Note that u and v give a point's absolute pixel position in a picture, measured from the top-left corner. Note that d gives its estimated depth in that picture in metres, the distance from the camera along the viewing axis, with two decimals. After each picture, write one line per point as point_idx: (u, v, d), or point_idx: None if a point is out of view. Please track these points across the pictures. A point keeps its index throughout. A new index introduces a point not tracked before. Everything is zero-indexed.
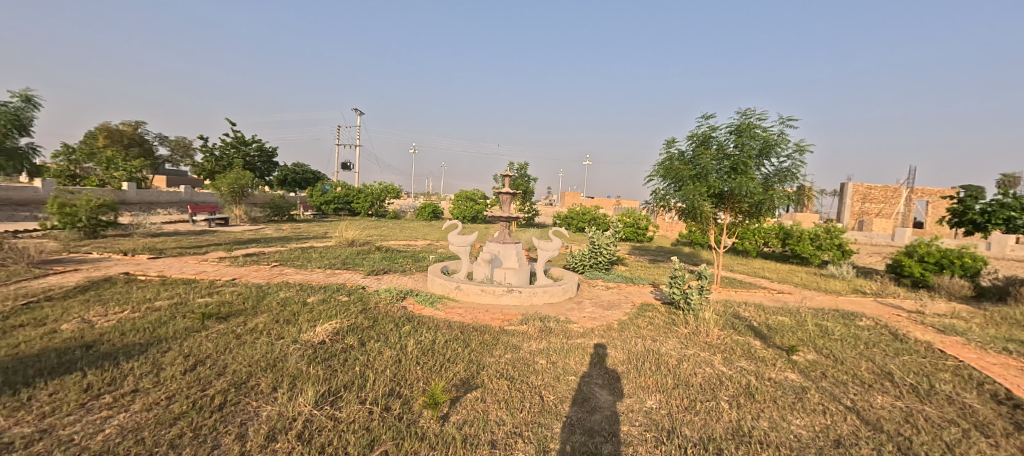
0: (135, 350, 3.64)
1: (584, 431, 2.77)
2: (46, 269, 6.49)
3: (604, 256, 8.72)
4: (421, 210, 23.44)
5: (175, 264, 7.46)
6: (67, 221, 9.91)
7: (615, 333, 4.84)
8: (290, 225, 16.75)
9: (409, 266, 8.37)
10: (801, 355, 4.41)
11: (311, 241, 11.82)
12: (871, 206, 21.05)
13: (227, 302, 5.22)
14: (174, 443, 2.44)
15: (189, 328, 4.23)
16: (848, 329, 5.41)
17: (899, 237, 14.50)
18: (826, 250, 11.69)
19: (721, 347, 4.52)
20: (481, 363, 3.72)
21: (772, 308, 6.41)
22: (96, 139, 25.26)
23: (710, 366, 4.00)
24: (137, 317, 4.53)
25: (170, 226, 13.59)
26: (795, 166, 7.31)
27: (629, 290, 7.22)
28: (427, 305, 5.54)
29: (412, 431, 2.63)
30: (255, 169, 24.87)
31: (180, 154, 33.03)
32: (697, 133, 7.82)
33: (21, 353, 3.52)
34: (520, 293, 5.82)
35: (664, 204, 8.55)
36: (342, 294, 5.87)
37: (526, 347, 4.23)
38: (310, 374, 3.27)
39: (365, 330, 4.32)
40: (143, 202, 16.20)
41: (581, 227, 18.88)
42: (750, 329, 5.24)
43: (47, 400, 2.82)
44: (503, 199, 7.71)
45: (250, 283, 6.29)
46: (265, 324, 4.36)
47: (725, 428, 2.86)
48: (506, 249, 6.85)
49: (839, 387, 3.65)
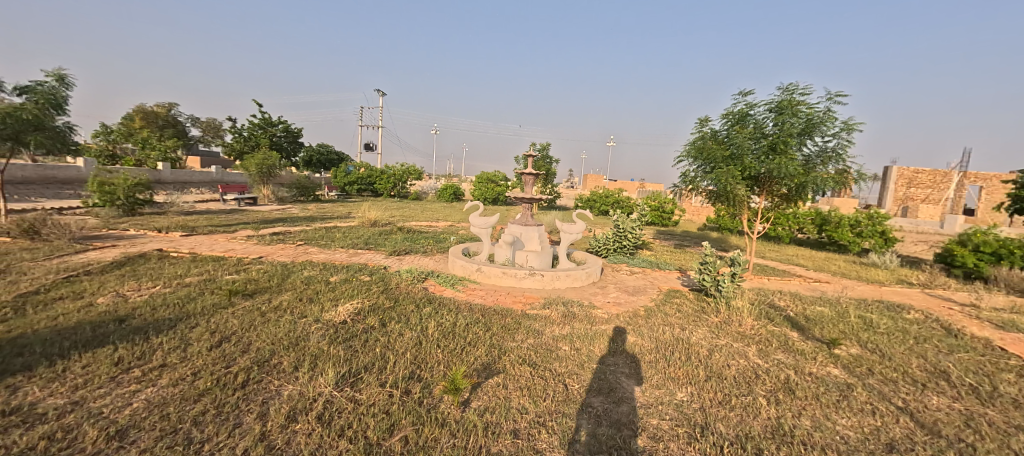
0: (165, 325, 3.69)
1: (610, 423, 2.64)
2: (87, 245, 6.76)
3: (629, 240, 8.48)
4: (443, 191, 23.41)
5: (206, 242, 7.65)
6: (106, 199, 10.33)
7: (641, 319, 4.66)
8: (317, 205, 17.07)
9: (430, 247, 8.33)
10: (844, 349, 4.18)
11: (335, 220, 11.98)
12: (917, 191, 19.77)
13: (253, 279, 5.30)
14: (197, 420, 2.42)
15: (216, 304, 4.29)
16: (895, 322, 5.08)
17: (950, 224, 13.59)
18: (867, 238, 11.07)
19: (756, 338, 4.31)
20: (503, 348, 3.62)
21: (810, 298, 6.08)
22: (132, 120, 26.19)
23: (744, 358, 3.79)
24: (168, 293, 4.62)
25: (202, 205, 14.00)
26: (840, 146, 6.82)
27: (654, 276, 6.98)
28: (447, 286, 5.49)
29: (432, 416, 2.55)
30: (282, 149, 25.31)
31: (211, 135, 33.90)
32: (732, 111, 7.41)
33: (60, 325, 3.64)
34: (541, 277, 5.70)
35: (693, 187, 8.20)
36: (364, 273, 5.88)
37: (549, 332, 4.11)
38: (331, 354, 3.23)
39: (386, 311, 4.29)
40: (177, 182, 16.75)
41: (604, 210, 18.47)
42: (787, 320, 4.97)
43: (81, 372, 2.88)
44: (525, 180, 7.51)
45: (275, 261, 6.39)
46: (288, 302, 4.39)
47: (763, 426, 2.68)
48: (528, 231, 6.69)
49: (887, 386, 3.43)
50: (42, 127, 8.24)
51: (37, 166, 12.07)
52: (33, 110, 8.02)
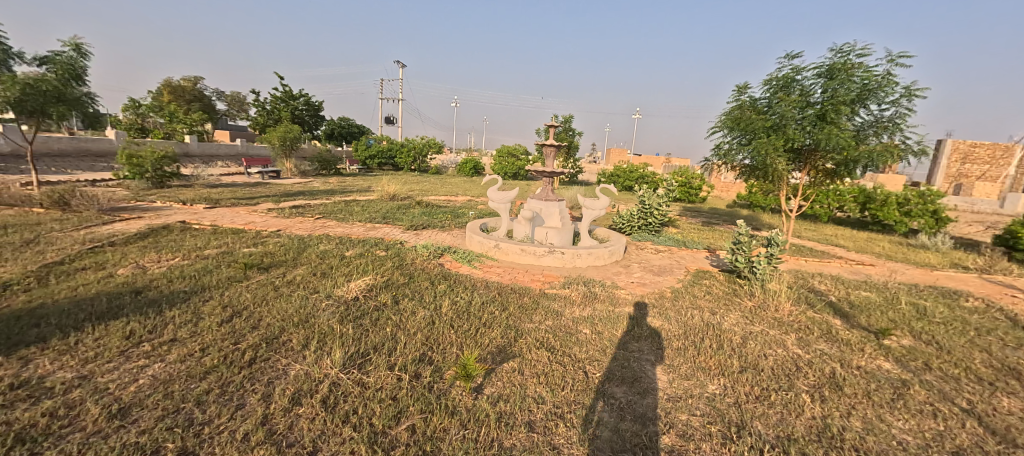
0: (179, 297, 3.62)
1: (634, 418, 2.42)
2: (114, 216, 6.87)
3: (655, 217, 8.08)
4: (463, 165, 23.17)
5: (227, 214, 7.71)
6: (135, 172, 10.57)
7: (667, 302, 4.38)
8: (338, 179, 17.14)
9: (448, 222, 8.15)
10: (894, 340, 3.83)
11: (354, 194, 11.95)
12: (971, 168, 18.22)
13: (270, 253, 5.25)
14: (200, 399, 2.30)
15: (231, 277, 4.22)
16: (952, 312, 4.66)
17: (1011, 204, 12.47)
18: (916, 217, 10.28)
19: (795, 325, 3.97)
20: (520, 330, 3.42)
21: (854, 282, 5.65)
22: (160, 95, 26.75)
23: (782, 348, 3.48)
24: (186, 265, 4.59)
25: (227, 178, 14.22)
26: (898, 115, 6.20)
27: (681, 255, 6.63)
28: (464, 263, 5.31)
29: (442, 404, 2.39)
30: (304, 122, 25.46)
31: (236, 109, 34.38)
32: (776, 76, 6.81)
33: (78, 296, 3.62)
34: (562, 255, 5.44)
35: (727, 161, 7.67)
36: (380, 248, 5.75)
37: (569, 313, 3.89)
38: (341, 332, 3.09)
39: (400, 287, 4.15)
40: (204, 155, 17.09)
41: (628, 185, 17.85)
42: (828, 305, 4.61)
43: (92, 345, 2.82)
44: (546, 153, 7.15)
45: (293, 235, 6.34)
46: (302, 277, 4.29)
47: (807, 427, 2.42)
48: (549, 207, 6.40)
49: (947, 384, 3.09)
50: (64, 98, 8.36)
51: (72, 139, 12.45)
52: (53, 81, 8.11)
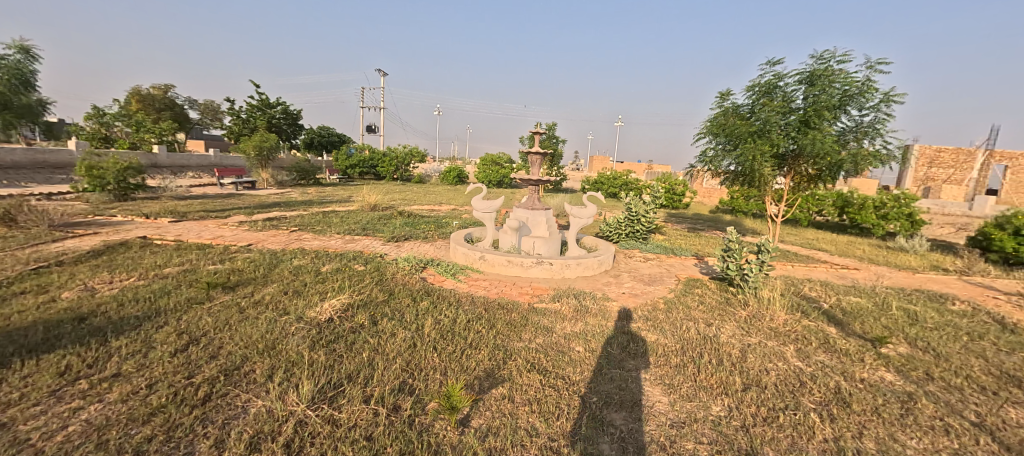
0: (128, 325, 3.25)
1: (636, 450, 2.21)
2: (67, 232, 6.36)
3: (642, 224, 7.97)
4: (446, 173, 22.89)
5: (194, 228, 7.26)
6: (96, 184, 9.96)
7: (660, 313, 4.20)
8: (317, 189, 16.63)
9: (431, 233, 7.87)
10: (891, 348, 3.74)
11: (333, 205, 11.54)
12: (937, 171, 18.90)
13: (237, 270, 4.88)
14: (140, 449, 1.99)
15: (192, 299, 3.85)
16: (942, 316, 4.64)
17: (979, 206, 12.85)
18: (892, 220, 10.49)
19: (792, 335, 3.84)
20: (508, 350, 3.18)
21: (843, 287, 5.61)
22: (128, 104, 25.70)
23: (781, 360, 3.33)
24: (142, 286, 4.19)
25: (198, 190, 13.59)
26: (878, 120, 6.26)
27: (670, 263, 6.50)
28: (448, 276, 5.05)
29: (424, 441, 2.13)
30: (281, 131, 24.80)
31: (210, 117, 33.28)
32: (758, 83, 6.83)
33: (10, 325, 3.21)
34: (550, 266, 5.24)
35: (712, 167, 7.64)
36: (359, 262, 5.44)
37: (560, 329, 3.67)
38: (311, 360, 2.79)
39: (378, 306, 3.86)
40: (173, 165, 16.38)
41: (612, 192, 17.86)
42: (822, 313, 4.52)
43: (18, 384, 2.45)
44: (532, 161, 6.98)
45: (265, 249, 5.97)
46: (271, 297, 3.95)
47: (821, 452, 2.25)
48: (535, 216, 6.21)
49: (952, 395, 2.98)
50: None
51: (26, 150, 11.71)
52: None
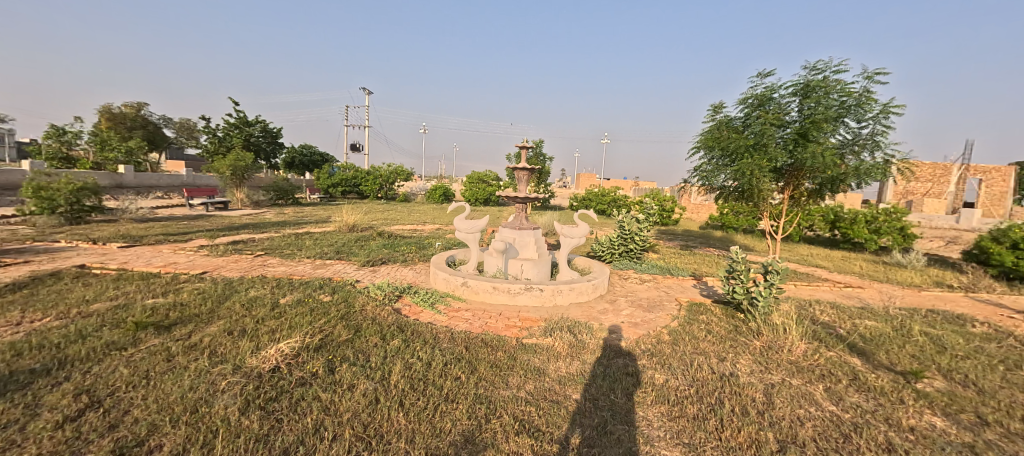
0: (13, 385, 2.58)
1: None
2: None
3: (635, 243, 7.53)
4: (432, 192, 22.44)
5: (146, 255, 6.55)
6: (44, 206, 9.13)
7: (666, 347, 3.68)
8: (294, 209, 15.87)
9: (411, 255, 7.27)
10: (928, 383, 3.30)
11: (308, 226, 10.86)
12: (916, 185, 19.16)
13: (180, 304, 4.22)
14: None
15: (112, 344, 3.21)
16: (969, 342, 4.23)
17: (965, 218, 12.77)
18: (885, 234, 10.28)
19: (818, 370, 3.37)
20: (492, 403, 2.62)
21: (855, 309, 5.20)
22: (97, 122, 24.68)
23: (814, 405, 2.84)
24: (55, 328, 3.51)
25: (163, 211, 12.73)
26: (877, 132, 6.02)
27: (669, 285, 6.03)
28: (426, 307, 4.47)
29: None
30: (260, 150, 24.03)
31: (185, 136, 32.27)
32: (751, 94, 6.56)
33: None
34: (540, 292, 4.72)
35: (707, 183, 7.28)
36: (325, 292, 4.82)
37: (554, 371, 3.13)
38: (238, 429, 2.19)
39: (338, 348, 3.25)
40: (141, 185, 15.55)
41: (601, 209, 17.53)
42: (843, 341, 4.06)
43: None
44: (520, 177, 6.55)
45: (219, 278, 5.32)
46: (210, 339, 3.32)
47: None
48: (523, 236, 5.74)
49: (1015, 446, 2.52)
50: None
51: None
52: None
